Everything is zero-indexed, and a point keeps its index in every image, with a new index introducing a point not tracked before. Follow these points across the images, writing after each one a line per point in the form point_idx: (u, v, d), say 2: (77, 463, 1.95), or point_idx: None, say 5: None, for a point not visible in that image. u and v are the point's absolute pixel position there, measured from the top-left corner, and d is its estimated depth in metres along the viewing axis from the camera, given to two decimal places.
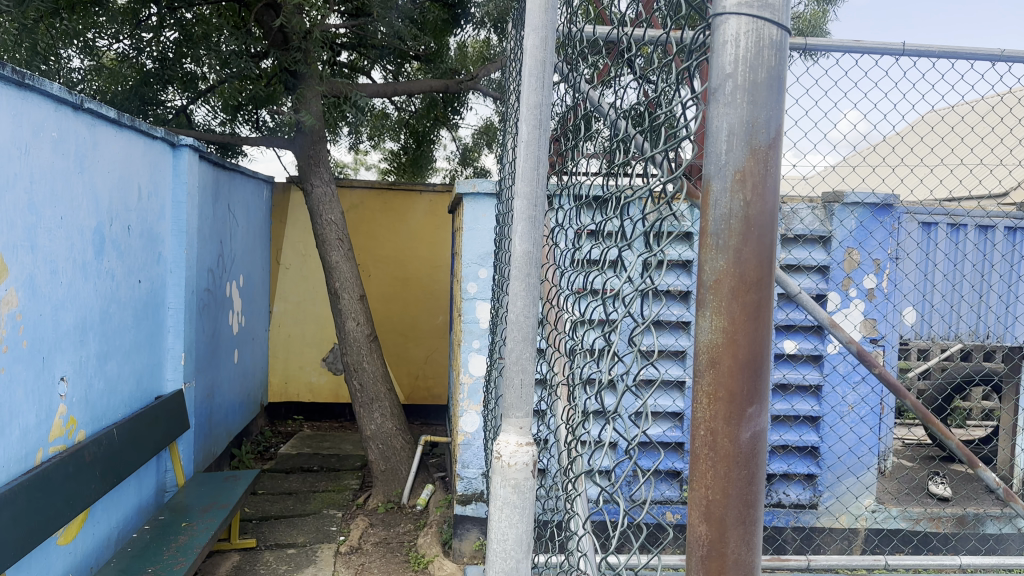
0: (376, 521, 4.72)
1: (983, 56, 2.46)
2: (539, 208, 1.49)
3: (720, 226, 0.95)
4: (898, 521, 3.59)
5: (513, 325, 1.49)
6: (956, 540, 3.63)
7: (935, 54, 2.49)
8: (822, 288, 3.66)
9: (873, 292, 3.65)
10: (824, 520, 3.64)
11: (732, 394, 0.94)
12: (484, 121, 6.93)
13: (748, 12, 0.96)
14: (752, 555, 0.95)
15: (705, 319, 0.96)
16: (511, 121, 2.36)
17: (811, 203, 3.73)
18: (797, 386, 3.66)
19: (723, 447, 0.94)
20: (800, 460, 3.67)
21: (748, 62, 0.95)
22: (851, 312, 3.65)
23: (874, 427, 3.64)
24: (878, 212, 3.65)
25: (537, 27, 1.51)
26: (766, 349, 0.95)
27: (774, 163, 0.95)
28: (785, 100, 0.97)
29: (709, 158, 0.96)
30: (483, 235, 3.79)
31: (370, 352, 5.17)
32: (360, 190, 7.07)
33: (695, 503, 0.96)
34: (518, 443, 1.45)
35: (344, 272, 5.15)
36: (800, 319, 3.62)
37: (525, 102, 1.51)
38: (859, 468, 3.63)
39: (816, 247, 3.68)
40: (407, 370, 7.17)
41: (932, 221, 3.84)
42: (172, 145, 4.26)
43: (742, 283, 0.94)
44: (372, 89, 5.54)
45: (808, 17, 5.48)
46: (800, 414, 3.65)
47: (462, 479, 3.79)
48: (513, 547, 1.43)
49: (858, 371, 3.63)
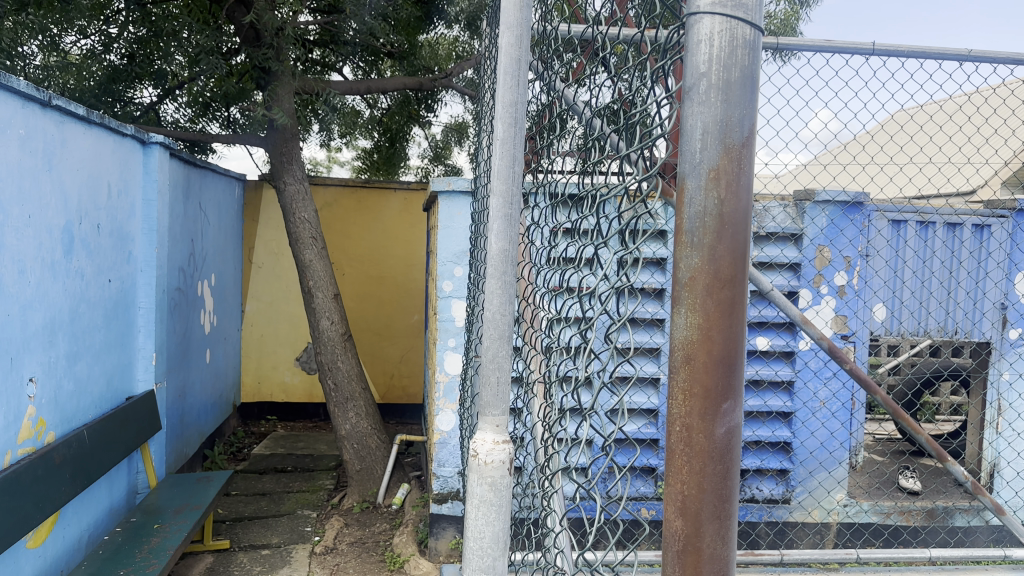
0: (351, 521, 4.69)
1: (952, 56, 2.50)
2: (515, 206, 1.50)
3: (694, 224, 0.95)
4: (869, 515, 3.64)
5: (489, 322, 1.49)
6: (925, 533, 3.70)
7: (905, 53, 2.53)
8: (794, 285, 3.72)
9: (844, 288, 3.72)
10: (796, 515, 3.69)
11: (706, 391, 0.95)
12: (456, 118, 6.96)
13: (722, 11, 0.97)
14: (727, 550, 0.96)
15: (680, 316, 0.96)
16: (485, 117, 2.36)
17: (782, 201, 3.79)
18: (770, 382, 3.70)
19: (698, 442, 0.95)
20: (773, 456, 3.70)
21: (721, 62, 0.95)
22: (822, 309, 3.72)
23: (845, 423, 3.68)
24: (849, 210, 3.72)
25: (512, 25, 1.51)
26: (739, 347, 0.96)
27: (747, 163, 0.96)
28: (758, 99, 0.97)
29: (684, 157, 0.97)
30: (458, 234, 3.78)
31: (344, 352, 5.13)
32: (333, 189, 7.02)
33: (670, 498, 0.97)
34: (494, 440, 1.45)
35: (317, 270, 5.11)
36: (772, 316, 3.66)
37: (500, 99, 1.51)
38: (830, 463, 3.68)
39: (788, 245, 3.74)
40: (382, 368, 7.14)
41: (901, 219, 3.87)
42: (142, 142, 4.19)
43: (716, 280, 0.95)
44: (344, 86, 5.49)
45: (780, 18, 5.58)
46: (772, 410, 3.70)
47: (438, 478, 3.79)
48: (489, 544, 1.43)
49: (829, 367, 3.68)
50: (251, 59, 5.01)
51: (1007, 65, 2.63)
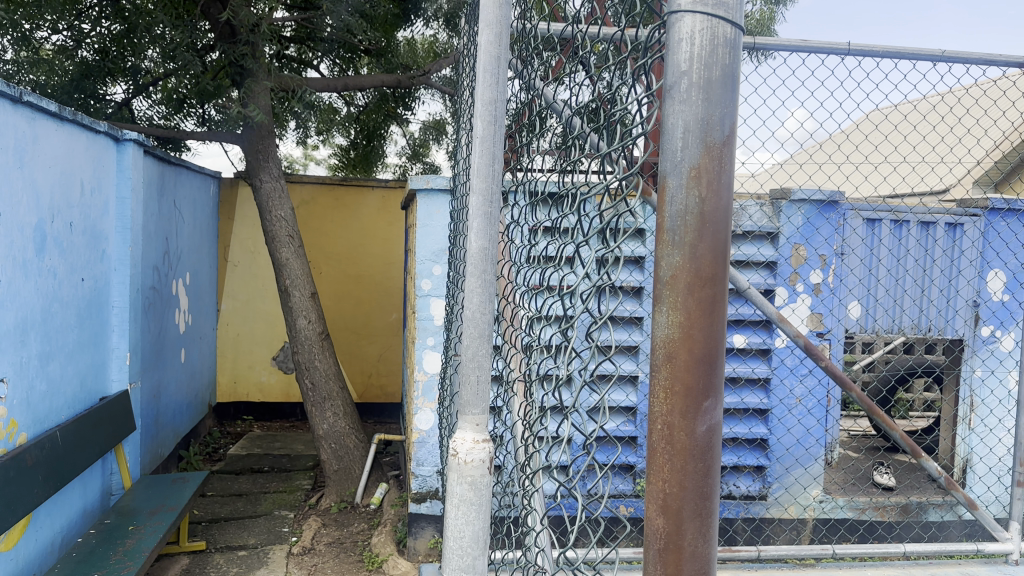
0: (328, 522, 4.66)
1: (926, 56, 2.54)
2: (494, 204, 1.49)
3: (676, 222, 0.96)
4: (845, 511, 3.69)
5: (469, 321, 1.48)
6: (899, 528, 3.74)
7: (879, 54, 2.56)
8: (770, 283, 3.75)
9: (819, 287, 3.76)
10: (773, 512, 3.72)
11: (688, 389, 0.95)
12: (434, 116, 6.95)
13: (702, 10, 0.97)
14: (708, 547, 0.96)
15: (661, 314, 0.97)
16: (464, 115, 2.34)
17: (759, 200, 3.84)
18: (747, 379, 3.73)
19: (679, 440, 0.95)
20: (750, 452, 3.73)
21: (702, 61, 0.96)
22: (798, 307, 3.76)
23: (821, 420, 3.72)
24: (824, 208, 3.76)
25: (491, 22, 1.50)
26: (720, 345, 0.96)
27: (728, 160, 0.96)
28: (738, 98, 0.98)
29: (665, 155, 0.97)
30: (436, 232, 3.77)
31: (321, 351, 5.09)
32: (310, 186, 6.98)
33: (652, 496, 0.97)
34: (474, 439, 1.45)
35: (294, 269, 5.07)
36: (749, 314, 3.70)
37: (479, 97, 1.50)
38: (807, 459, 3.71)
39: (764, 243, 3.77)
40: (360, 367, 7.10)
41: (875, 217, 3.92)
42: (115, 139, 4.12)
43: (698, 279, 0.95)
44: (320, 84, 5.42)
45: (756, 18, 5.64)
46: (749, 407, 3.73)
47: (417, 477, 3.77)
48: (469, 544, 1.42)
49: (805, 364, 3.72)
50: (226, 56, 4.96)
51: (979, 66, 2.67)
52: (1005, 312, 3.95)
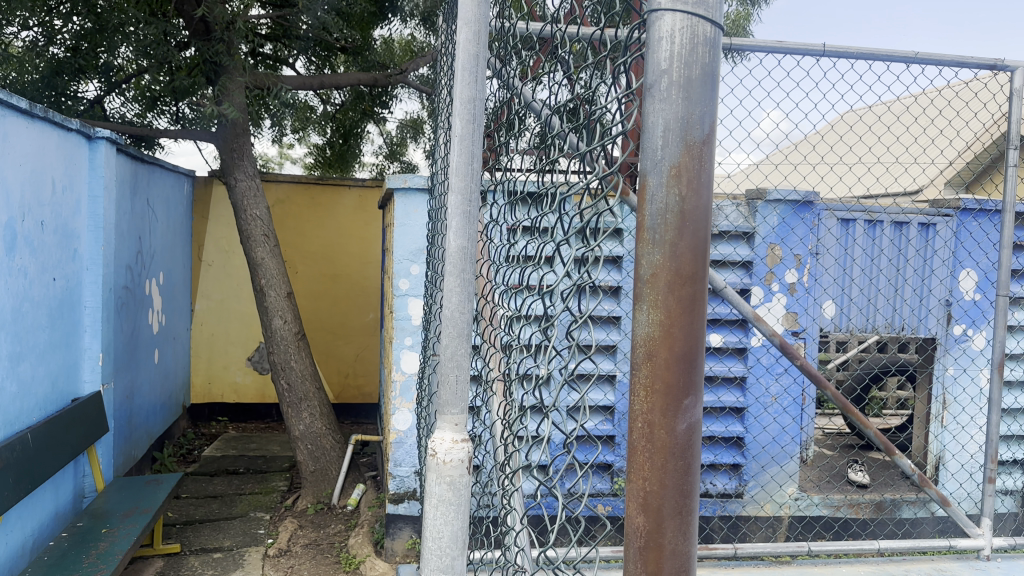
0: (305, 523, 4.62)
1: (899, 58, 2.57)
2: (473, 204, 1.49)
3: (656, 220, 0.96)
4: (820, 508, 3.72)
5: (447, 321, 1.47)
6: (873, 525, 3.78)
7: (853, 54, 2.59)
8: (746, 282, 3.78)
9: (794, 286, 3.80)
10: (749, 509, 3.74)
11: (668, 387, 0.95)
12: (411, 114, 6.94)
13: (682, 9, 0.97)
14: (688, 545, 0.97)
15: (641, 313, 0.97)
16: (442, 114, 2.33)
17: (735, 200, 3.88)
18: (723, 378, 3.75)
19: (659, 438, 0.95)
20: (726, 450, 3.76)
21: (682, 59, 0.96)
22: (773, 307, 3.79)
23: (796, 418, 3.76)
24: (799, 208, 3.79)
25: (470, 21, 1.50)
26: (701, 343, 0.97)
27: (708, 159, 0.97)
28: (718, 97, 0.98)
29: (645, 154, 0.98)
30: (414, 231, 3.76)
31: (297, 351, 5.05)
32: (286, 185, 6.92)
33: (632, 495, 0.97)
34: (453, 439, 1.44)
35: (269, 269, 5.03)
36: (725, 313, 3.73)
37: (458, 96, 1.50)
38: (782, 457, 3.74)
39: (740, 243, 3.79)
40: (337, 368, 7.06)
41: (850, 217, 3.97)
42: (87, 137, 4.06)
43: (678, 277, 0.95)
44: (296, 82, 5.38)
45: (732, 19, 5.68)
46: (726, 406, 3.74)
47: (394, 477, 3.75)
48: (448, 544, 1.42)
49: (780, 363, 3.75)
50: (201, 53, 4.90)
51: (951, 68, 2.71)
52: (976, 311, 3.96)
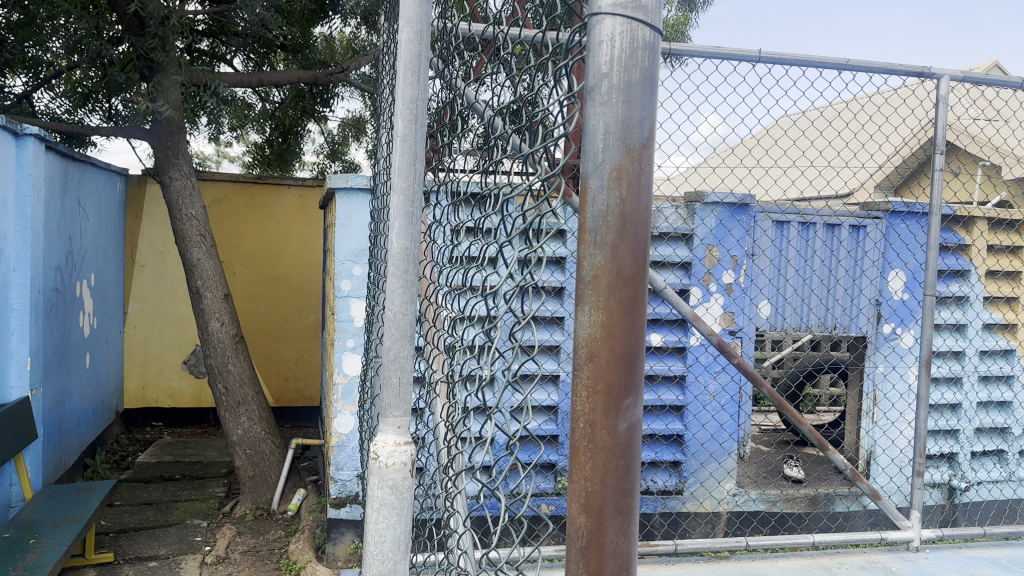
0: (244, 529, 4.52)
1: (831, 65, 2.65)
2: (416, 205, 1.48)
3: (597, 222, 0.97)
4: (757, 503, 3.79)
5: (390, 323, 1.46)
6: (808, 519, 3.87)
7: (787, 61, 2.66)
8: (685, 283, 3.86)
9: (731, 286, 3.89)
10: (689, 506, 3.79)
11: (609, 387, 0.96)
12: (352, 114, 6.88)
13: (622, 13, 0.98)
14: (628, 543, 0.98)
15: (583, 314, 0.98)
16: (383, 114, 2.32)
17: (674, 202, 3.94)
18: (663, 376, 3.82)
19: (601, 438, 0.96)
20: (666, 448, 3.81)
21: (622, 63, 0.97)
22: (711, 307, 3.87)
23: (733, 415, 3.84)
24: (736, 211, 3.87)
25: (412, 20, 1.49)
26: (640, 343, 0.98)
27: (647, 162, 0.98)
28: (657, 101, 0.99)
29: (586, 156, 0.98)
30: (355, 232, 3.72)
31: (235, 354, 4.94)
32: (223, 184, 6.76)
33: (574, 494, 0.98)
34: (395, 442, 1.43)
35: (206, 270, 4.90)
36: (665, 313, 3.79)
37: (400, 96, 1.49)
38: (720, 454, 3.81)
39: (679, 245, 3.87)
40: (277, 371, 6.93)
41: (784, 219, 4.10)
42: (13, 133, 3.89)
43: (619, 278, 0.96)
44: (235, 79, 5.27)
45: (671, 24, 5.80)
46: (666, 404, 3.80)
47: (336, 482, 3.69)
48: (390, 548, 1.40)
49: (718, 361, 3.83)
50: (135, 48, 4.76)
51: (881, 76, 2.81)
52: (905, 310, 4.08)
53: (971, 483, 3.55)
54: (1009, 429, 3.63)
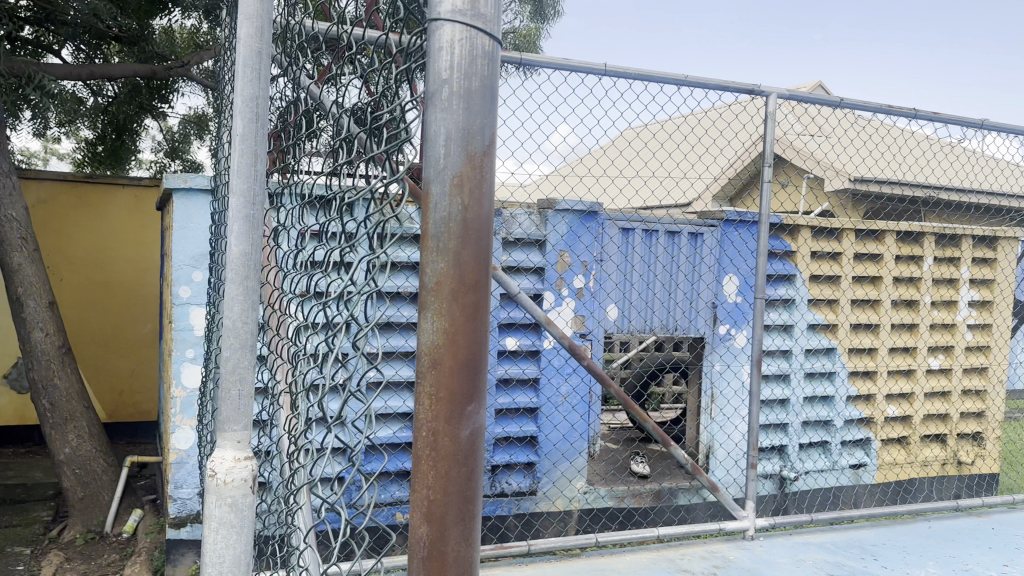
0: (72, 555, 4.16)
1: (672, 81, 2.80)
2: (256, 207, 1.41)
3: (439, 229, 0.96)
4: (606, 500, 3.92)
5: (228, 332, 1.38)
6: (653, 513, 4.04)
7: (632, 76, 2.77)
8: (538, 288, 3.93)
9: (582, 291, 4.02)
10: (542, 506, 3.87)
11: (452, 394, 0.95)
12: (195, 111, 6.54)
13: (461, 20, 0.98)
14: (471, 551, 0.97)
15: (426, 321, 0.96)
16: (225, 113, 2.22)
17: (527, 208, 3.95)
18: (517, 380, 3.86)
19: (443, 446, 0.95)
20: (521, 450, 3.86)
21: (462, 70, 0.97)
22: (563, 310, 3.98)
23: (584, 415, 3.95)
24: (585, 218, 4.01)
25: (251, 15, 1.42)
26: (483, 350, 0.98)
27: (488, 169, 0.98)
28: (497, 108, 1.00)
29: (428, 162, 0.97)
30: (195, 235, 3.51)
31: (61, 366, 4.54)
32: (47, 182, 6.20)
33: (416, 505, 0.97)
34: (234, 458, 1.35)
35: (27, 276, 4.46)
36: (519, 317, 3.85)
37: (239, 94, 1.41)
38: (571, 454, 3.90)
39: (533, 250, 3.94)
40: (110, 383, 6.44)
41: (629, 227, 4.27)
42: None
43: (461, 285, 0.96)
44: (61, 70, 4.86)
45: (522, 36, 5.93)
46: (520, 407, 3.86)
47: (176, 500, 3.46)
48: (230, 569, 1.34)
49: (570, 364, 3.94)
50: None
51: (717, 92, 2.99)
52: (738, 312, 4.41)
53: (799, 472, 3.82)
54: (831, 422, 3.95)
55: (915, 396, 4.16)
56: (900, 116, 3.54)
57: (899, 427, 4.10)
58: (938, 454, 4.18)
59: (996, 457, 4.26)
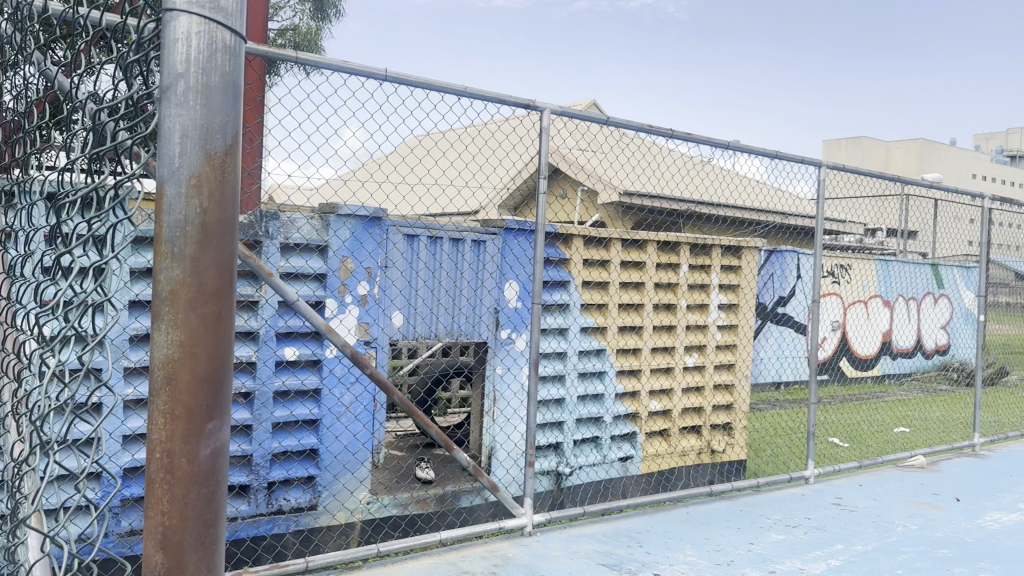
0: None
1: (452, 90, 2.85)
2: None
3: (175, 234, 0.98)
4: (389, 508, 3.84)
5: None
6: (437, 518, 4.07)
7: (413, 83, 2.79)
8: (319, 295, 3.79)
9: (365, 298, 3.95)
10: (322, 520, 3.68)
11: (189, 411, 0.98)
12: None
13: (199, 13, 1.01)
14: (211, 564, 1.00)
15: (160, 334, 0.97)
16: None
17: (308, 213, 3.76)
18: (296, 391, 3.65)
19: (180, 466, 0.98)
20: (299, 464, 3.65)
21: (200, 65, 1.00)
22: (345, 318, 3.87)
23: (367, 425, 3.85)
24: (367, 224, 3.91)
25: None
26: (223, 363, 1.01)
27: (227, 170, 1.02)
28: (237, 106, 1.04)
29: (163, 162, 0.99)
30: None
31: None
32: None
33: (149, 530, 0.97)
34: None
35: None
36: (298, 326, 3.64)
37: None
38: (354, 465, 3.77)
39: (313, 256, 3.78)
40: None
41: (413, 234, 4.31)
42: None
43: (199, 294, 0.98)
44: None
45: None
46: (299, 419, 3.65)
47: None
48: None
49: (353, 372, 3.80)
50: None
51: (495, 104, 3.08)
52: (517, 317, 4.44)
53: (573, 468, 4.03)
54: (601, 418, 4.19)
55: (673, 391, 4.50)
56: (658, 135, 3.87)
57: (660, 421, 4.45)
58: (694, 444, 4.55)
59: (742, 445, 4.72)
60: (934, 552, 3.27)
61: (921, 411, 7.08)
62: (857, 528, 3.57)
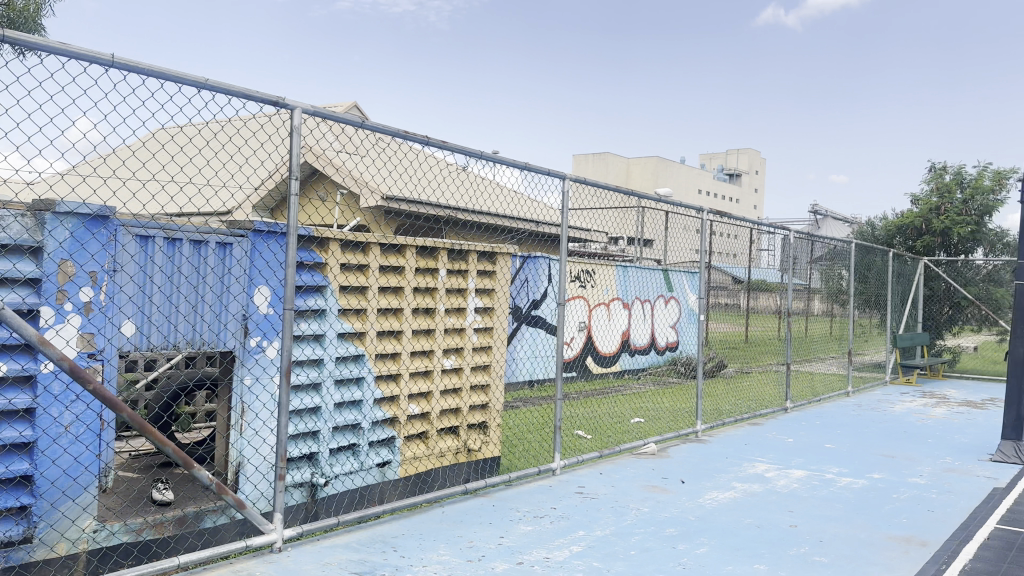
0: None
1: (191, 82, 2.67)
2: None
3: None
4: (119, 536, 3.53)
5: None
6: (176, 541, 3.75)
7: (146, 71, 2.58)
8: (33, 303, 3.33)
9: (90, 305, 3.52)
10: (38, 554, 3.25)
11: None
12: None
13: None
14: None
15: None
16: None
17: (15, 210, 3.34)
18: (2, 412, 3.17)
19: None
20: (7, 494, 3.18)
21: None
22: (64, 328, 3.44)
23: (91, 445, 3.44)
24: (92, 223, 3.51)
25: None
26: None
27: None
28: None
29: None
30: None
31: None
32: None
33: None
34: None
35: None
36: (3, 337, 3.15)
37: None
38: (76, 491, 3.38)
39: (23, 259, 3.34)
40: None
41: (146, 234, 4.04)
42: None
43: None
44: None
45: None
46: (5, 443, 3.17)
47: None
48: None
49: (73, 390, 3.38)
50: None
51: (238, 99, 2.95)
52: (267, 324, 4.03)
53: (329, 477, 3.95)
54: (358, 425, 4.14)
55: (431, 394, 4.56)
56: (413, 141, 3.91)
57: (418, 424, 4.48)
58: (451, 445, 4.64)
59: (497, 442, 4.92)
60: (662, 531, 3.62)
61: (656, 403, 7.82)
62: (597, 515, 3.86)
